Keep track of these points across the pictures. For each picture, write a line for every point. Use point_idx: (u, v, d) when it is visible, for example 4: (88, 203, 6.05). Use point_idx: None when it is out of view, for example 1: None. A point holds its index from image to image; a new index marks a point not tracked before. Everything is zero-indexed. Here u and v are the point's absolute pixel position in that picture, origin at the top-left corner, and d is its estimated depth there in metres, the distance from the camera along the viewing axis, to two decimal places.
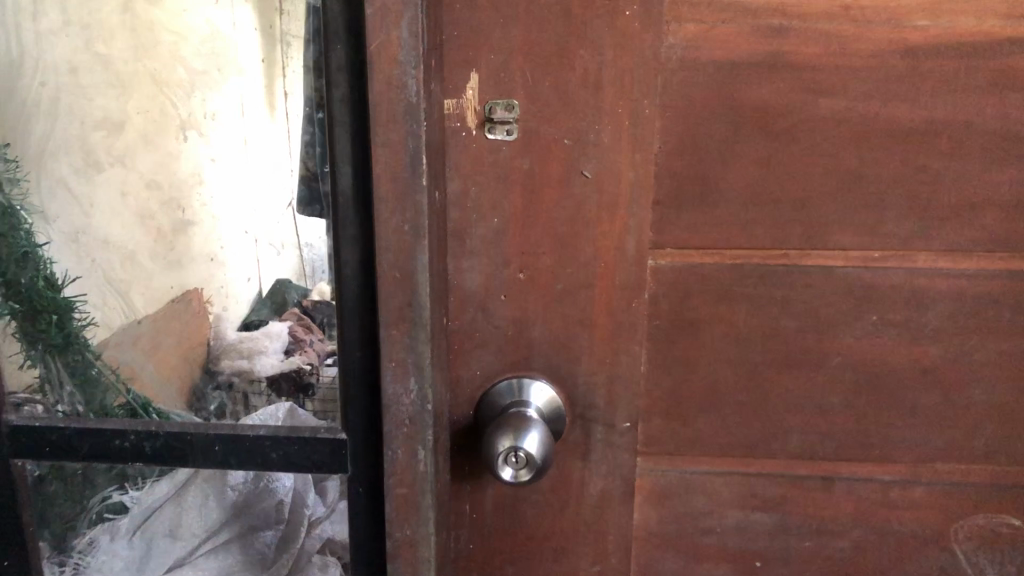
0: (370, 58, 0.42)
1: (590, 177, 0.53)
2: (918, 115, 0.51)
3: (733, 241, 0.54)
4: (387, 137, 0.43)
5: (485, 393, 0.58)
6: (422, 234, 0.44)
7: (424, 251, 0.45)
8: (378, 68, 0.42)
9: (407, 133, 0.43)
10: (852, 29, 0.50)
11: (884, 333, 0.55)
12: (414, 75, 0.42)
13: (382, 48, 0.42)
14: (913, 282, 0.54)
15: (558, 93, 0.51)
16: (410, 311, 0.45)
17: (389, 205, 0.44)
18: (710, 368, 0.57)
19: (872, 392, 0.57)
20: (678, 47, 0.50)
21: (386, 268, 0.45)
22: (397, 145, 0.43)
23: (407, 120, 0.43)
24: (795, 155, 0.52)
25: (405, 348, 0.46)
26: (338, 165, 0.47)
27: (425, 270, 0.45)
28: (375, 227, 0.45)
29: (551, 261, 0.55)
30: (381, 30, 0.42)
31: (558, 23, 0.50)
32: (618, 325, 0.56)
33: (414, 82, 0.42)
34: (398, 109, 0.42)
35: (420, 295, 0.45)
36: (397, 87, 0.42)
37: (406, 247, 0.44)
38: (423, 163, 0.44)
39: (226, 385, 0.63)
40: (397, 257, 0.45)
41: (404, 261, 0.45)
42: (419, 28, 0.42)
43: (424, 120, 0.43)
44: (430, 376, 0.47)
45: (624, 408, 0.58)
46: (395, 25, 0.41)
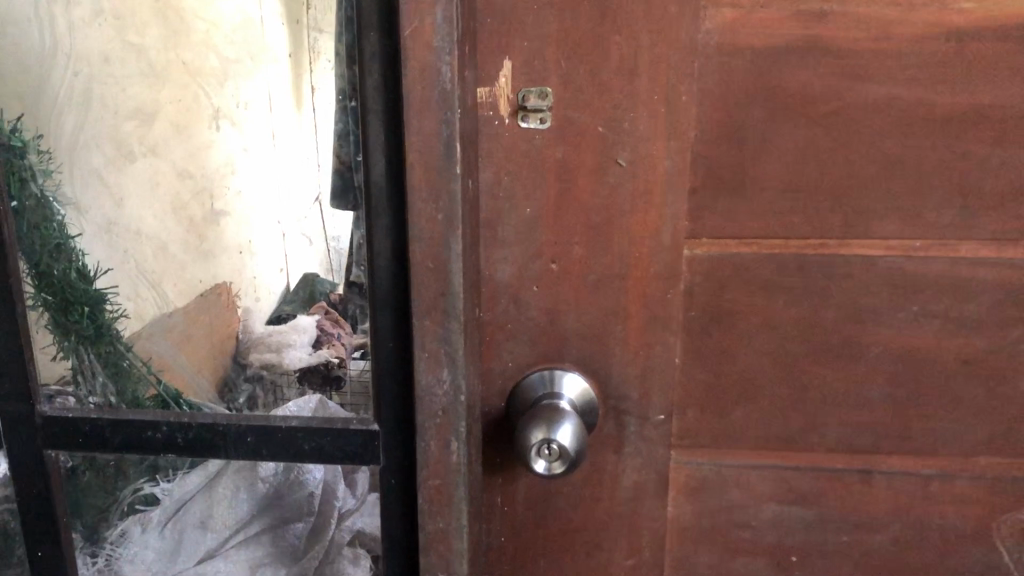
0: (403, 44, 0.42)
1: (625, 166, 0.52)
2: (963, 100, 0.50)
3: (770, 230, 0.53)
4: (421, 124, 0.42)
5: (514, 387, 0.57)
6: (456, 223, 0.44)
7: (458, 240, 0.44)
8: (412, 55, 0.41)
9: (441, 120, 0.42)
10: (894, 13, 0.48)
11: (926, 325, 0.54)
12: (448, 61, 0.41)
13: (416, 34, 0.41)
14: (956, 271, 0.53)
15: (593, 81, 0.50)
16: (444, 301, 0.45)
17: (423, 194, 0.43)
18: (747, 360, 0.56)
19: (912, 384, 0.56)
20: (715, 33, 0.49)
21: (419, 257, 0.44)
22: (430, 131, 0.42)
23: (441, 108, 0.42)
24: (837, 142, 0.51)
25: (438, 338, 0.45)
26: (371, 153, 0.46)
27: (458, 260, 0.44)
28: (409, 216, 0.44)
29: (584, 251, 0.54)
30: (415, 16, 0.41)
31: (593, 8, 0.49)
32: (653, 316, 0.55)
33: (449, 67, 0.41)
34: (431, 96, 0.42)
35: (453, 285, 0.44)
36: (430, 73, 0.41)
37: (439, 236, 0.44)
38: (457, 151, 0.43)
39: (255, 378, 0.61)
40: (430, 246, 0.44)
41: (438, 250, 0.44)
42: (455, 14, 0.41)
43: (458, 107, 0.42)
44: (464, 367, 0.46)
45: (658, 400, 0.57)
46: (428, 11, 0.41)
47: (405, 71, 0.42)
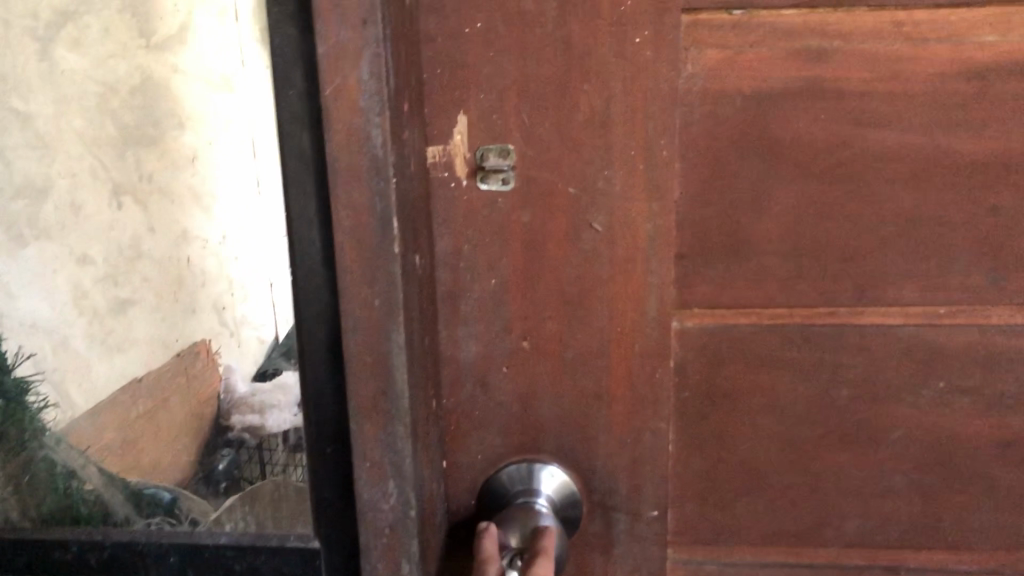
0: (326, 104, 0.35)
1: (601, 231, 0.45)
2: (989, 147, 0.43)
3: (771, 299, 0.47)
4: (351, 197, 0.36)
5: (484, 480, 0.50)
6: (397, 310, 0.37)
7: (400, 330, 0.38)
8: (336, 116, 0.35)
9: (374, 191, 0.36)
10: (905, 50, 0.42)
11: (954, 403, 0.47)
12: (379, 124, 0.35)
13: (339, 92, 0.35)
14: (987, 342, 0.46)
15: (560, 135, 0.44)
16: (385, 402, 0.38)
17: (358, 277, 0.37)
18: (750, 446, 0.49)
19: (940, 469, 0.49)
20: (700, 77, 0.43)
21: (353, 351, 0.38)
22: (360, 205, 0.36)
23: (373, 176, 0.36)
24: (845, 197, 0.45)
25: (381, 445, 0.39)
26: (297, 230, 0.40)
27: (398, 354, 0.38)
28: (340, 303, 0.38)
29: (559, 327, 0.47)
30: (338, 71, 0.35)
31: (558, 53, 0.42)
32: (640, 399, 0.48)
33: (380, 130, 0.35)
34: (360, 163, 0.36)
35: (396, 382, 0.38)
36: (357, 136, 0.35)
37: (377, 326, 0.37)
38: (395, 227, 0.36)
39: (238, 443, 0.54)
40: (367, 337, 0.38)
41: (377, 342, 0.38)
42: (383, 67, 0.35)
43: (393, 175, 0.36)
44: (413, 477, 0.40)
45: (651, 494, 0.50)
46: (353, 65, 0.35)
47: (328, 134, 0.36)
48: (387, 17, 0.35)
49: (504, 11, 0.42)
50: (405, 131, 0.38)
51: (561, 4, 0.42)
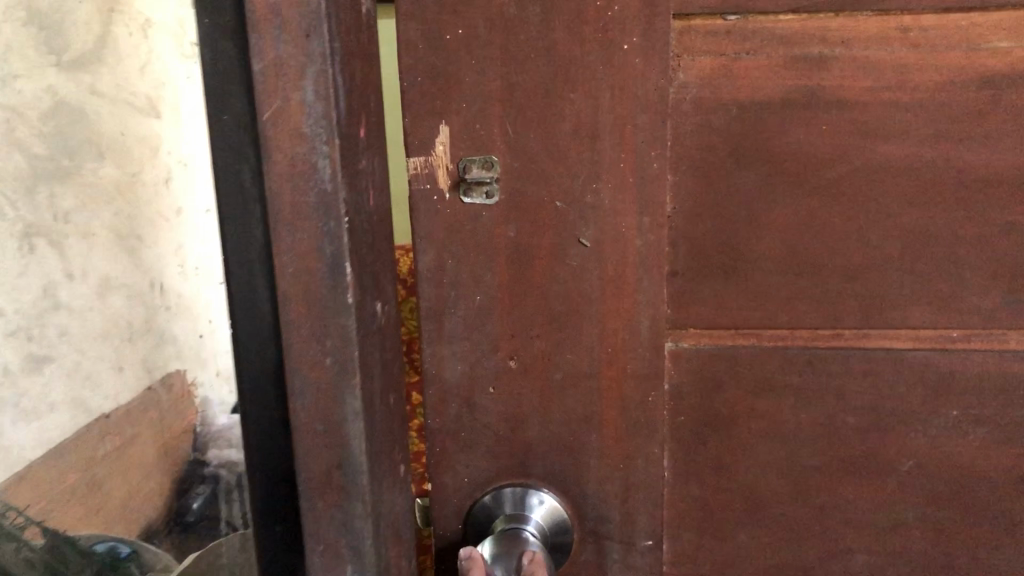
0: (262, 133, 0.33)
1: (589, 246, 0.43)
2: (1003, 160, 0.40)
3: (771, 319, 0.44)
4: (296, 239, 0.34)
5: (487, 497, 0.48)
6: (352, 369, 0.35)
7: (355, 392, 0.36)
8: (276, 144, 0.33)
9: (321, 231, 0.34)
10: (913, 57, 0.40)
11: (970, 432, 0.44)
12: (325, 153, 0.33)
13: (279, 117, 0.32)
14: (1003, 369, 0.43)
15: (546, 146, 0.42)
16: (340, 472, 0.36)
17: (306, 331, 0.35)
18: (750, 474, 0.47)
19: (954, 502, 0.46)
20: (692, 87, 0.41)
21: (303, 419, 0.36)
22: (308, 248, 0.34)
23: (321, 214, 0.33)
24: (847, 214, 0.42)
25: (336, 522, 0.37)
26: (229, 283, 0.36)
27: (351, 421, 0.36)
28: (288, 363, 0.35)
29: (547, 346, 0.45)
30: (276, 92, 0.32)
31: (543, 60, 0.41)
32: (633, 423, 0.46)
33: (327, 162, 0.33)
34: (307, 199, 0.33)
35: (352, 448, 0.36)
36: (300, 169, 0.33)
37: (330, 388, 0.35)
38: (347, 273, 0.34)
39: None
40: (319, 400, 0.36)
41: (330, 405, 0.36)
42: (329, 87, 0.32)
43: (344, 214, 0.34)
44: (375, 552, 0.38)
45: (645, 523, 0.48)
46: (296, 85, 0.32)
47: (268, 172, 0.33)
48: (335, 37, 0.33)
49: (487, 18, 0.40)
50: (362, 159, 0.36)
51: (545, 9, 0.40)
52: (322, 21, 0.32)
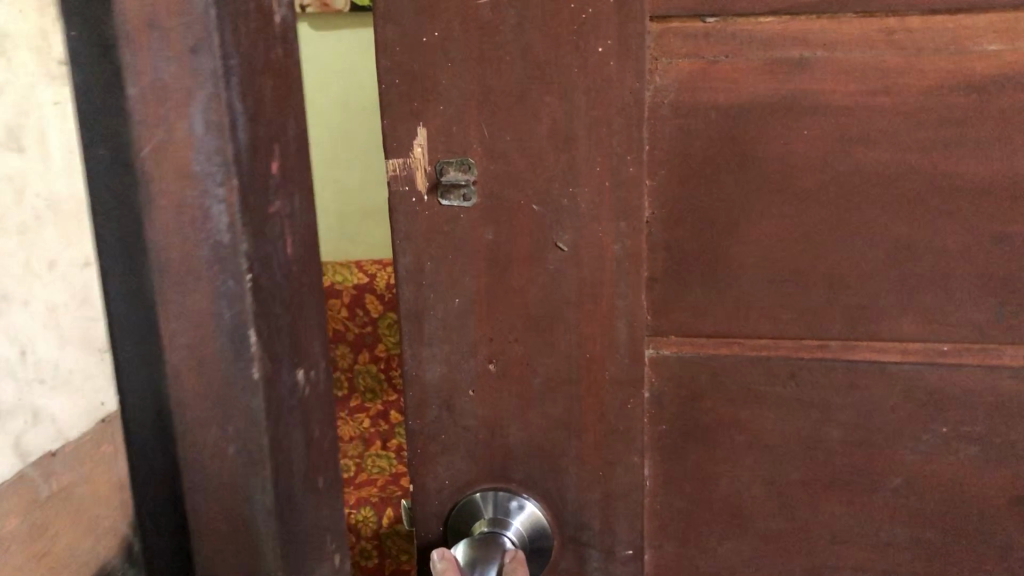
0: (147, 171, 0.35)
1: (567, 250, 0.43)
2: (993, 167, 0.39)
3: (753, 328, 0.43)
4: (195, 284, 0.36)
5: (478, 494, 0.47)
6: (260, 418, 0.38)
7: (266, 433, 0.38)
8: (162, 181, 0.35)
9: (221, 277, 0.36)
10: (898, 61, 0.38)
11: (961, 451, 0.43)
12: (220, 197, 0.35)
13: (161, 150, 0.34)
14: (996, 385, 0.41)
15: (522, 149, 0.42)
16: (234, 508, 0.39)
17: (216, 373, 0.37)
18: (733, 486, 0.46)
19: (946, 523, 0.44)
20: (669, 90, 0.40)
21: (200, 450, 0.39)
22: (200, 311, 0.36)
23: (228, 259, 0.35)
24: (831, 221, 0.41)
25: (217, 549, 0.40)
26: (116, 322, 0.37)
27: (258, 477, 0.38)
28: (173, 391, 0.38)
29: (525, 350, 0.45)
30: (158, 121, 0.34)
31: (517, 62, 0.41)
32: (613, 431, 0.45)
33: (221, 202, 0.35)
34: (196, 242, 0.35)
35: (251, 488, 0.39)
36: (195, 212, 0.35)
37: (219, 426, 0.38)
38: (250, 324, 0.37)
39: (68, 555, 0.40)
40: (203, 436, 0.38)
41: (253, 446, 0.38)
42: (225, 115, 0.34)
43: (247, 263, 0.36)
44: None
45: (625, 532, 0.47)
46: (182, 117, 0.34)
47: (148, 222, 0.35)
48: (229, 49, 0.34)
49: (462, 20, 0.40)
50: (274, 201, 0.37)
51: (520, 12, 0.40)
52: (216, 74, 0.33)
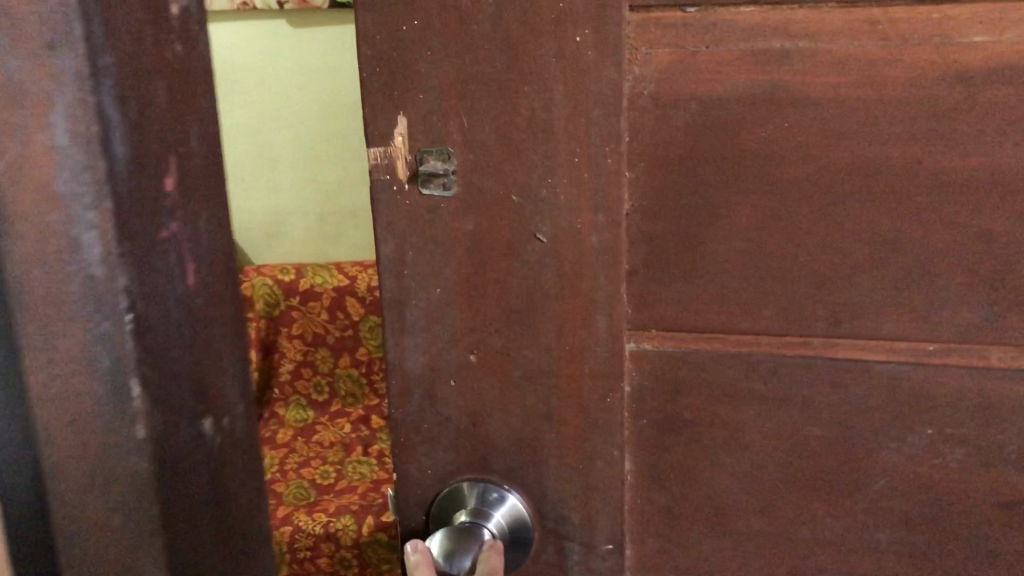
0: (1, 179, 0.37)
1: (546, 242, 0.43)
2: (979, 162, 0.38)
3: (734, 324, 0.42)
4: (55, 278, 0.38)
5: (464, 483, 0.47)
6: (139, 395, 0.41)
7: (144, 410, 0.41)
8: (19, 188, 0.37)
9: (87, 270, 0.38)
10: (881, 52, 0.37)
11: (946, 453, 0.42)
12: (83, 198, 0.37)
13: (17, 162, 0.37)
14: (982, 387, 0.40)
15: (501, 139, 0.41)
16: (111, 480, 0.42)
17: (84, 359, 0.40)
18: (714, 484, 0.45)
19: (930, 527, 0.43)
20: (649, 81, 0.40)
21: (77, 432, 0.41)
22: (71, 325, 0.39)
23: (100, 255, 0.38)
24: (813, 216, 0.40)
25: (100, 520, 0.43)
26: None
27: (131, 449, 0.42)
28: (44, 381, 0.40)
29: (505, 341, 0.45)
30: (12, 136, 0.36)
31: (496, 52, 0.40)
32: (592, 424, 0.45)
33: (85, 205, 0.37)
34: (58, 240, 0.38)
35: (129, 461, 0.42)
36: (60, 237, 0.38)
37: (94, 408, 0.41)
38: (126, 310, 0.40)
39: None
40: (81, 421, 0.41)
41: (128, 424, 0.41)
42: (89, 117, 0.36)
43: (117, 252, 0.39)
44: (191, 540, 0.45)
45: (606, 526, 0.47)
46: (39, 126, 0.36)
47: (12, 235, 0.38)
48: (103, 49, 0.36)
49: (442, 9, 0.40)
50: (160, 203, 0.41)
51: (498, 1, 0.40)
52: (83, 77, 0.36)
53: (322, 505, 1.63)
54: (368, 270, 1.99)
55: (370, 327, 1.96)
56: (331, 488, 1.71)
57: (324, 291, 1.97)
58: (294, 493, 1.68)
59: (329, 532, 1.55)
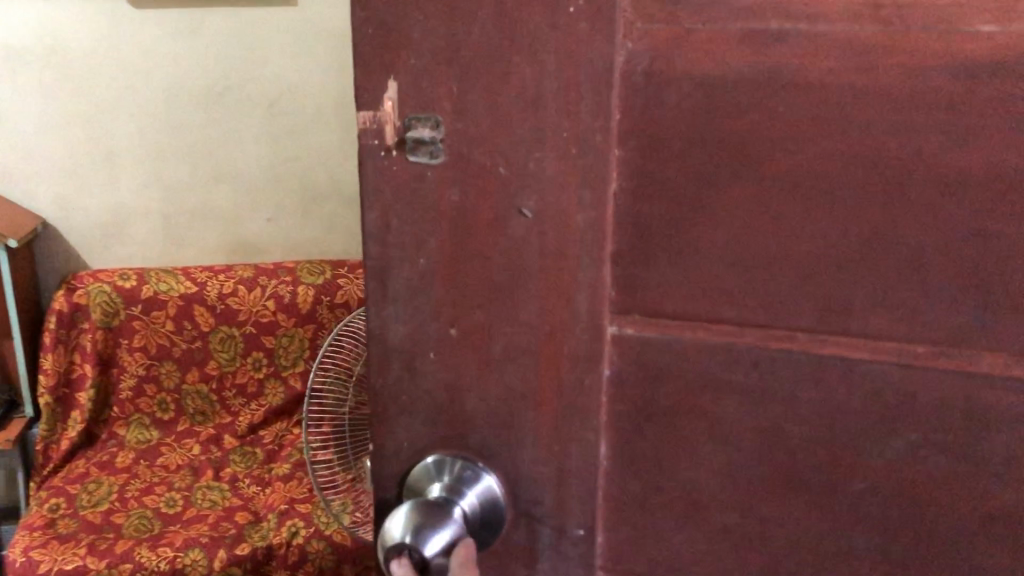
0: None
1: (530, 217, 0.42)
2: (979, 159, 0.36)
3: (719, 313, 0.41)
4: None
5: (449, 456, 0.47)
6: None
7: None
8: None
9: None
10: (882, 37, 0.36)
11: (930, 461, 0.40)
12: None
13: None
14: (970, 395, 0.39)
15: (490, 110, 0.41)
16: None
17: None
18: (690, 477, 0.44)
19: (908, 537, 0.42)
20: (642, 58, 0.39)
21: None
22: None
23: None
24: (802, 206, 0.39)
25: None
26: None
27: None
28: None
29: (486, 316, 0.44)
30: None
31: (489, 19, 0.40)
32: (570, 405, 0.45)
33: None
34: None
35: None
36: None
37: None
38: None
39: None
40: None
41: None
42: None
43: None
44: None
45: (578, 510, 0.46)
46: None
47: None
48: None
49: None
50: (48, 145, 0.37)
51: None
52: None
53: (170, 535, 1.69)
54: (217, 277, 2.04)
55: (218, 339, 2.04)
56: (178, 517, 1.75)
57: (170, 300, 2.00)
58: (134, 524, 1.72)
59: (174, 566, 1.61)
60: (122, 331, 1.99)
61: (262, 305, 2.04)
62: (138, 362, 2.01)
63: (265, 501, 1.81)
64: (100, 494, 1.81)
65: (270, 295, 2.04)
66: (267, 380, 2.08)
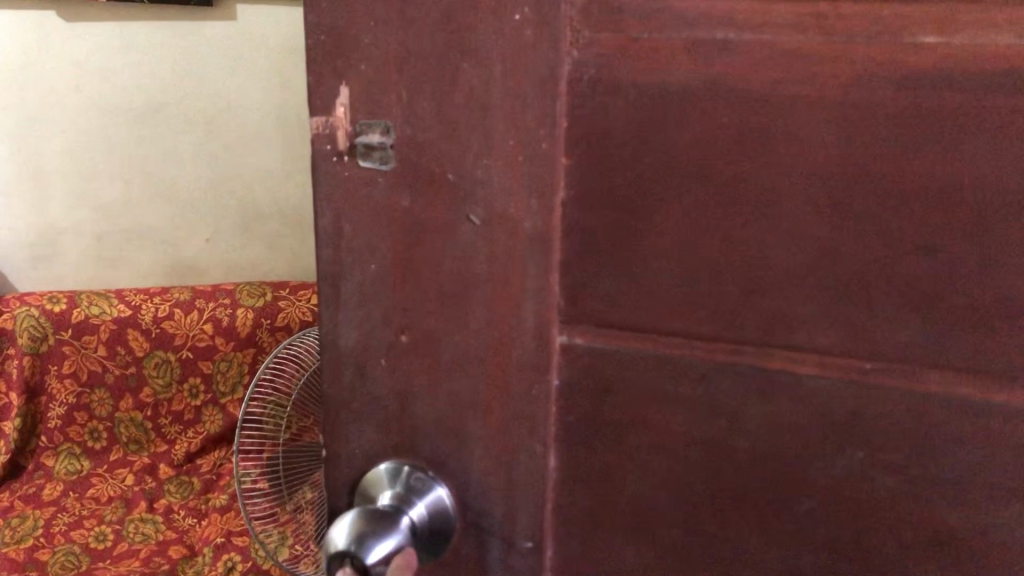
0: None
1: (477, 224, 0.42)
2: (924, 172, 0.36)
3: (666, 324, 0.41)
4: None
5: (407, 467, 0.47)
6: None
7: None
8: None
9: None
10: (825, 47, 0.35)
11: (877, 480, 0.39)
12: None
13: None
14: (917, 413, 0.38)
15: (438, 117, 0.41)
16: None
17: None
18: (637, 491, 0.44)
19: (854, 558, 0.41)
20: (590, 66, 0.38)
21: None
22: None
23: None
24: (748, 218, 0.38)
25: None
26: None
27: None
28: None
29: (435, 323, 0.44)
30: None
31: (437, 26, 0.40)
32: (518, 415, 0.44)
33: None
34: None
35: None
36: None
37: None
38: None
39: None
40: None
41: None
42: None
43: None
44: None
45: (526, 522, 0.46)
46: None
47: None
48: None
49: None
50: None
51: None
52: None
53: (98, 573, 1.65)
54: (155, 300, 2.03)
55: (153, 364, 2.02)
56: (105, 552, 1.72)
57: (104, 326, 1.98)
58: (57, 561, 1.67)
59: None
60: (52, 356, 1.98)
61: (197, 329, 2.02)
62: (70, 390, 2.00)
63: (202, 535, 1.79)
64: (22, 532, 1.76)
65: (205, 318, 2.03)
66: (205, 407, 2.06)
